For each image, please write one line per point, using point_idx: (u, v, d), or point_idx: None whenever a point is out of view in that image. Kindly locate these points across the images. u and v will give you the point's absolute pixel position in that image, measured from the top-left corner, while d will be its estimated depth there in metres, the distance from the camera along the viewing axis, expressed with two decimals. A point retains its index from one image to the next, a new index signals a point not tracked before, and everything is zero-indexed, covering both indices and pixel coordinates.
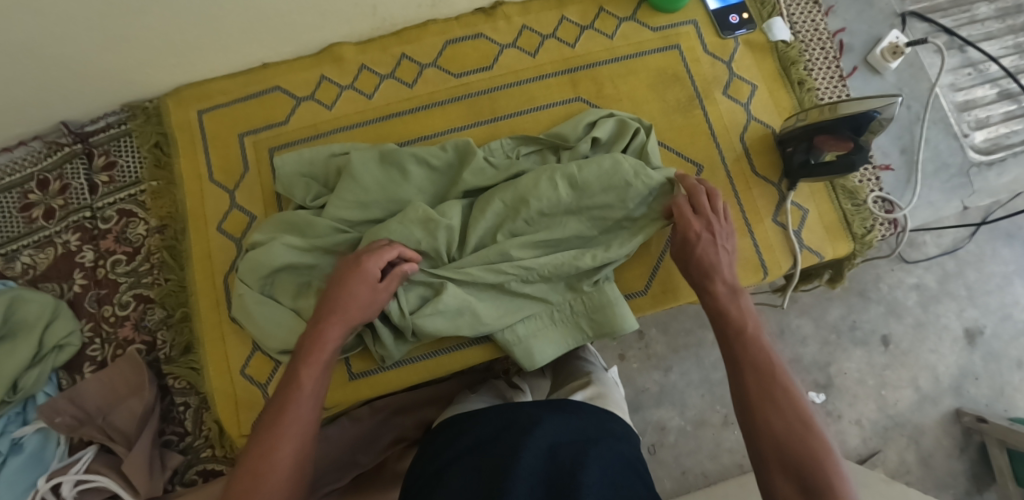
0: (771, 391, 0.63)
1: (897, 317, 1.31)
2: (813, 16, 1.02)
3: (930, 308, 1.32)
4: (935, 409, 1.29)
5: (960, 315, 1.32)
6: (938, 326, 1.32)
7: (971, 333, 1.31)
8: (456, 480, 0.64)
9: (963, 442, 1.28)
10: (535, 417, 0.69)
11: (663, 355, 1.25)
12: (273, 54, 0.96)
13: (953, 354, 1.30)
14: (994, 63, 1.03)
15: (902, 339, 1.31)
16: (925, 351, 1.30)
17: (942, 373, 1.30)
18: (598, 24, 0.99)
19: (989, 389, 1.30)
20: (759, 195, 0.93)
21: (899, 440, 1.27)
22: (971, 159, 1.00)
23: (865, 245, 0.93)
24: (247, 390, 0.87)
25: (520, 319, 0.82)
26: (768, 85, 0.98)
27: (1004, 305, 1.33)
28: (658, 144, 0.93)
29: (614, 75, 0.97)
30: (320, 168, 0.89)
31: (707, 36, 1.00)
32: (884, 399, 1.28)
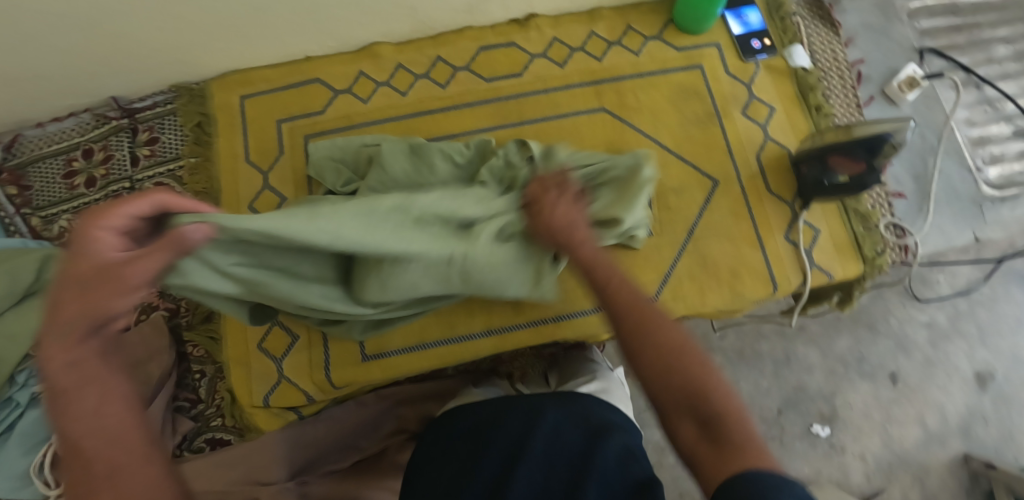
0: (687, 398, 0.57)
1: (906, 354, 1.31)
2: (832, 46, 1.06)
3: (940, 346, 1.32)
4: (941, 450, 1.28)
5: (971, 357, 1.32)
6: (948, 366, 1.32)
7: (981, 375, 1.31)
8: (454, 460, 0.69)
9: (969, 486, 1.26)
10: (539, 405, 0.72)
11: None
12: (316, 48, 1.01)
13: (962, 395, 1.30)
14: (1010, 101, 1.05)
15: (910, 375, 1.31)
16: (934, 389, 1.30)
17: (951, 414, 1.29)
18: (625, 40, 1.04)
19: (998, 434, 1.29)
20: (772, 211, 0.96)
21: (904, 479, 1.26)
22: (984, 192, 1.02)
23: (875, 267, 0.95)
24: (262, 363, 0.90)
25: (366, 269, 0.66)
26: (786, 108, 1.02)
27: (1016, 349, 1.33)
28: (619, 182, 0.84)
29: (637, 89, 1.01)
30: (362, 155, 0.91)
31: (729, 58, 1.04)
32: (890, 436, 1.28)
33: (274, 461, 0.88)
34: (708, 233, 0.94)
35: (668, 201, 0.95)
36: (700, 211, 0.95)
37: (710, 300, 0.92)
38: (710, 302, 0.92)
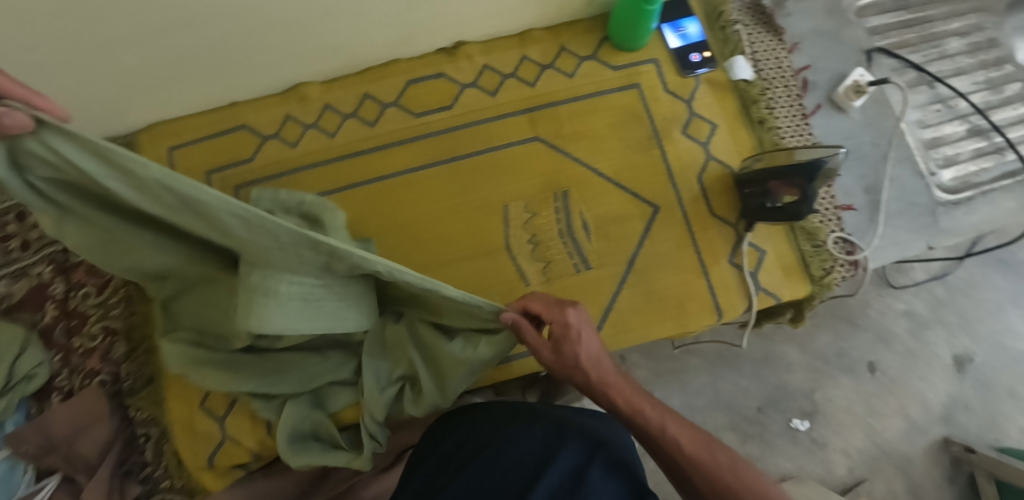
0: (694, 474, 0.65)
1: (885, 345, 1.30)
2: (777, 53, 1.01)
3: (919, 335, 1.30)
4: (924, 438, 1.26)
5: (950, 343, 1.30)
6: (927, 354, 1.30)
7: (961, 360, 1.30)
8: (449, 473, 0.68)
9: (952, 472, 1.25)
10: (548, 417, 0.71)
11: (647, 379, 1.24)
12: (242, 93, 0.99)
13: (944, 382, 1.28)
14: (963, 99, 1.01)
15: (890, 366, 1.29)
16: (914, 378, 1.28)
17: (932, 401, 1.28)
18: (558, 63, 1.00)
19: (981, 418, 1.27)
20: (716, 236, 0.93)
21: (887, 469, 1.24)
22: (936, 198, 0.98)
23: (824, 287, 0.92)
24: (205, 424, 0.89)
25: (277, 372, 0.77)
26: (729, 124, 0.98)
27: (995, 332, 1.31)
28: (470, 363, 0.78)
29: (573, 114, 0.98)
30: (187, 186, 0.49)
31: (667, 74, 1.00)
32: (872, 428, 1.26)
33: None
34: (652, 262, 0.91)
35: (608, 231, 0.92)
36: (641, 240, 0.92)
37: (654, 331, 0.89)
38: (654, 334, 0.90)
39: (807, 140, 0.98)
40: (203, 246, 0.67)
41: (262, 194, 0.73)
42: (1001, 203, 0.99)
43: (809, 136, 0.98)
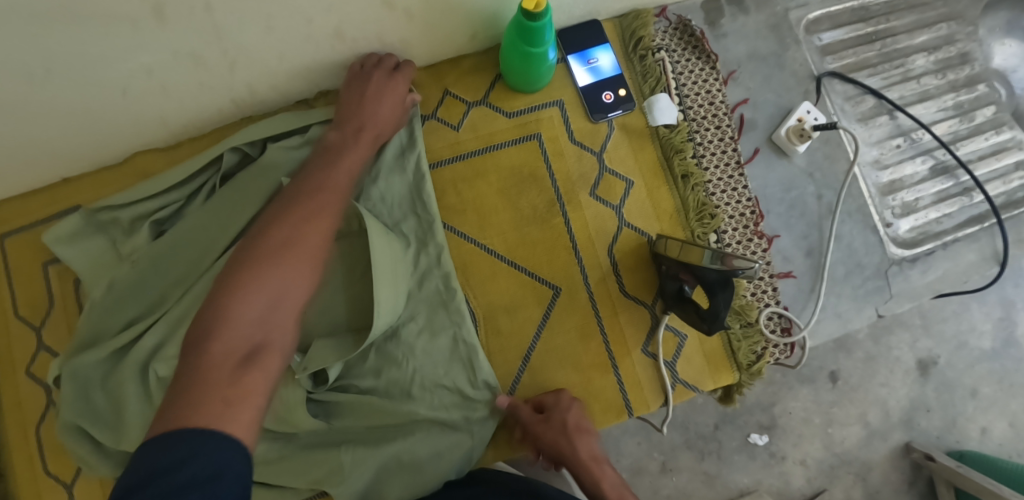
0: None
1: (845, 353, 1.18)
2: (709, 85, 0.84)
3: (881, 340, 1.18)
4: (884, 444, 1.17)
5: (913, 347, 1.19)
6: (889, 359, 1.19)
7: (924, 363, 1.19)
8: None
9: (912, 476, 1.17)
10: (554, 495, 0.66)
11: None
12: (70, 170, 0.84)
13: (905, 386, 1.18)
14: (928, 132, 0.86)
15: (850, 374, 1.18)
16: (876, 385, 1.17)
17: (893, 407, 1.18)
18: (441, 112, 0.83)
19: (941, 420, 1.18)
20: (627, 321, 0.80)
21: (846, 478, 1.15)
22: (890, 255, 0.85)
23: (752, 375, 0.81)
24: None
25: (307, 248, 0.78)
26: (647, 181, 0.82)
27: (959, 332, 1.20)
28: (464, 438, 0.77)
29: (457, 179, 0.81)
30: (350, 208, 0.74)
31: (575, 120, 0.83)
32: (830, 437, 1.16)
33: None
34: (551, 358, 0.79)
35: (498, 323, 0.79)
36: (538, 332, 0.79)
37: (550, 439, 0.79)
38: None
39: (741, 195, 0.83)
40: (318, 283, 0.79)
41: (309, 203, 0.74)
42: (961, 257, 0.86)
43: (742, 190, 0.83)
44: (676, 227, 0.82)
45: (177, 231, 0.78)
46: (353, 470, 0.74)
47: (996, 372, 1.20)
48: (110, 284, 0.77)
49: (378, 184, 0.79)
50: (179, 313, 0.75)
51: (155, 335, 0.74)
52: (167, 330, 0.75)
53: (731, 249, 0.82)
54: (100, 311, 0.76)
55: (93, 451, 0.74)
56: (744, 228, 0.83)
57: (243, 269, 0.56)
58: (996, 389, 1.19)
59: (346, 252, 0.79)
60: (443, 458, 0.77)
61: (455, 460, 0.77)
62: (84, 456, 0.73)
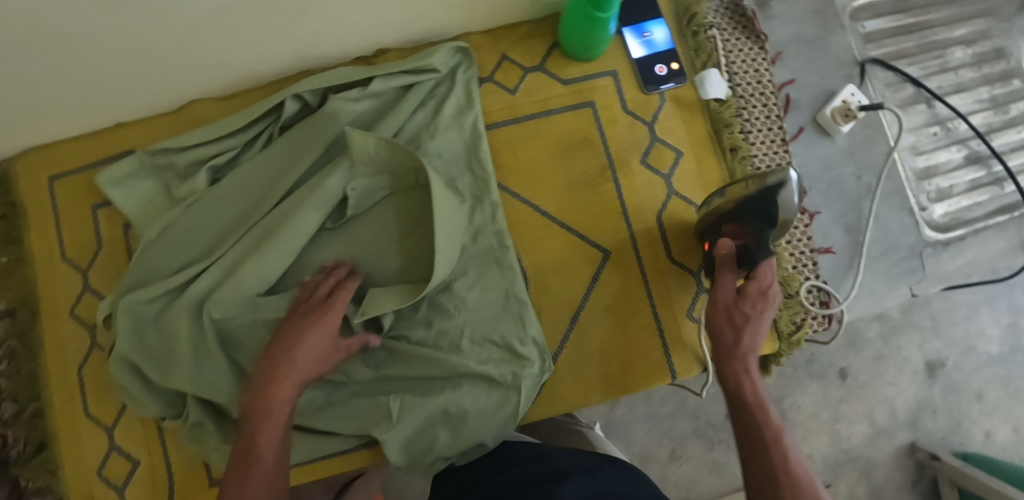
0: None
1: (856, 351, 1.22)
2: (757, 64, 0.87)
3: (891, 340, 1.22)
4: (889, 443, 1.20)
5: (922, 348, 1.22)
6: (899, 359, 1.21)
7: (932, 365, 1.22)
8: (521, 467, 0.69)
9: (915, 476, 1.20)
10: (575, 458, 0.66)
11: None
12: (125, 114, 0.85)
13: (913, 386, 1.21)
14: (964, 121, 0.90)
15: (859, 371, 1.21)
16: (884, 384, 1.21)
17: (900, 406, 1.21)
18: (499, 75, 0.85)
19: (947, 423, 1.21)
20: (672, 286, 0.82)
21: (851, 475, 1.19)
22: (925, 238, 0.88)
23: (792, 345, 0.83)
24: (104, 494, 0.81)
25: (369, 190, 0.79)
26: (695, 152, 0.85)
27: (968, 336, 1.23)
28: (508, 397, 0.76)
29: (513, 141, 0.84)
30: (410, 159, 0.76)
31: (628, 90, 0.85)
32: (838, 433, 1.19)
33: None
34: (597, 319, 0.81)
35: (548, 282, 0.81)
36: (587, 293, 0.81)
37: (594, 399, 0.80)
38: (593, 400, 0.80)
39: None
40: (375, 228, 0.81)
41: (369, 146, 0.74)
42: (991, 244, 0.90)
43: (787, 165, 0.86)
44: None
45: (236, 178, 0.79)
46: (400, 418, 0.76)
47: (1002, 378, 1.22)
48: (167, 226, 0.78)
49: (434, 139, 0.81)
50: (234, 256, 0.75)
51: (209, 278, 0.74)
52: (220, 274, 0.75)
53: None
54: (156, 251, 0.77)
55: (143, 387, 0.74)
56: None
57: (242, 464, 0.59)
58: (1001, 395, 1.22)
59: (398, 207, 0.81)
60: (492, 414, 0.76)
61: (503, 417, 0.76)
62: (135, 393, 0.74)
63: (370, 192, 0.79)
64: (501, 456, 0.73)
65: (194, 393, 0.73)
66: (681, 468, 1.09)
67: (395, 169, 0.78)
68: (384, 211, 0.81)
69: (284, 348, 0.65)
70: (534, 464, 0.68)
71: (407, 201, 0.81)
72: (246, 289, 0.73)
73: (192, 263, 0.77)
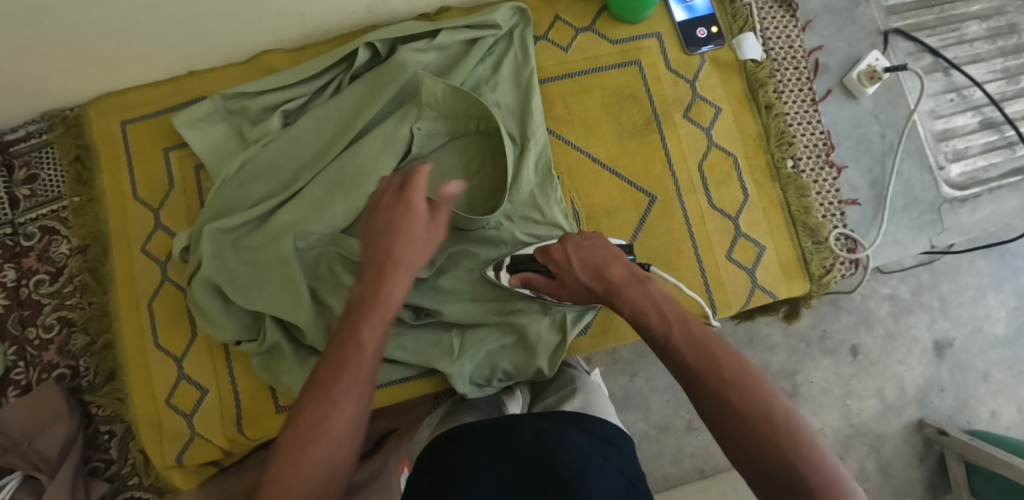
0: (747, 386, 0.52)
1: (867, 328, 1.29)
2: (788, 31, 0.94)
3: (901, 319, 1.29)
4: (898, 419, 1.27)
5: (931, 328, 1.30)
6: (908, 338, 1.29)
7: (941, 345, 1.29)
8: (452, 452, 0.57)
9: (923, 452, 1.27)
10: (542, 433, 0.58)
11: (630, 360, 1.14)
12: (199, 62, 0.89)
13: (921, 365, 1.28)
14: (979, 89, 0.97)
15: (870, 349, 1.28)
16: (893, 361, 1.28)
17: (909, 384, 1.28)
18: (552, 35, 0.91)
19: (953, 400, 1.29)
20: (713, 230, 0.88)
21: (860, 449, 1.26)
22: (944, 195, 0.95)
23: (822, 286, 0.89)
24: (172, 422, 0.84)
25: (435, 133, 0.85)
26: (733, 108, 0.91)
27: (975, 317, 1.31)
28: (560, 332, 0.82)
29: (566, 94, 0.90)
30: (473, 105, 0.83)
31: (671, 51, 0.92)
32: (849, 408, 1.27)
33: None
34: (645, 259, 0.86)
35: (600, 222, 0.87)
36: (636, 232, 0.87)
37: None
38: (643, 333, 0.90)
39: (815, 128, 0.93)
40: (439, 166, 0.87)
41: (436, 88, 0.82)
42: (1006, 202, 0.96)
43: (817, 123, 0.93)
44: (758, 151, 0.91)
45: (310, 120, 0.85)
46: (461, 354, 0.81)
47: (1007, 359, 1.30)
48: (246, 162, 0.83)
49: (496, 91, 0.87)
50: (315, 193, 0.82)
51: (291, 210, 0.81)
52: (306, 208, 0.82)
53: (805, 174, 0.92)
54: (235, 186, 0.83)
55: (222, 310, 0.80)
56: (817, 157, 0.92)
57: (342, 339, 0.57)
58: (1006, 375, 1.30)
59: (461, 152, 0.87)
60: (544, 346, 0.82)
61: (554, 347, 0.82)
62: (214, 316, 0.80)
63: (435, 135, 0.86)
64: (458, 429, 0.63)
65: (272, 313, 0.79)
66: (698, 438, 1.14)
67: (460, 115, 0.85)
68: (447, 154, 0.87)
69: (380, 234, 0.63)
70: (450, 457, 0.57)
71: (471, 147, 0.86)
72: (336, 225, 0.82)
73: (272, 197, 0.83)
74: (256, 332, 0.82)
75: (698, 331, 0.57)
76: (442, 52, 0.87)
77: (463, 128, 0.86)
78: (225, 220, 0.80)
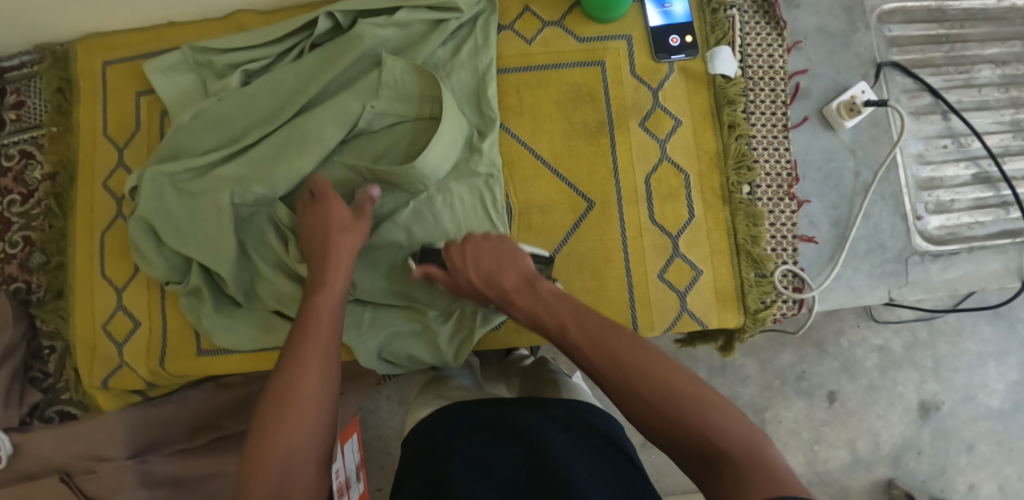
0: (646, 375, 0.53)
1: (850, 376, 1.20)
2: (771, 50, 0.89)
3: (888, 373, 1.20)
4: (866, 475, 1.18)
5: (919, 388, 1.20)
6: (892, 394, 1.20)
7: (926, 406, 1.19)
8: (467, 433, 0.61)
9: None
10: (525, 426, 0.59)
11: (596, 367, 1.13)
12: (177, 14, 0.93)
13: (901, 424, 1.19)
14: (978, 139, 0.90)
15: (849, 398, 1.19)
16: (872, 415, 1.19)
17: (884, 441, 1.19)
18: (519, 24, 0.90)
19: (930, 465, 1.19)
20: (649, 245, 0.85)
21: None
22: (914, 246, 0.88)
23: (756, 321, 0.85)
24: (105, 347, 0.90)
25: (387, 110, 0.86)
26: (694, 123, 0.87)
27: (970, 384, 1.20)
28: (468, 325, 0.82)
29: (521, 85, 0.89)
30: (432, 86, 0.83)
31: (639, 55, 0.88)
32: (815, 455, 1.19)
33: (113, 440, 0.89)
34: (572, 262, 0.84)
35: (531, 220, 0.86)
36: (566, 236, 0.85)
37: None
38: None
39: (781, 156, 0.88)
40: (384, 142, 0.87)
41: (393, 66, 0.83)
42: (984, 264, 0.89)
43: (784, 151, 0.88)
44: (713, 171, 0.86)
45: (266, 81, 0.87)
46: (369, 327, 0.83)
47: (997, 432, 1.19)
48: (199, 113, 0.87)
49: (454, 77, 0.86)
50: (259, 154, 0.85)
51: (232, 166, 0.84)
52: (247, 168, 0.84)
53: (760, 203, 0.87)
54: (187, 134, 0.86)
55: (155, 249, 0.83)
56: (777, 187, 0.87)
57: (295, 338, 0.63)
58: (993, 450, 1.19)
59: (411, 132, 0.87)
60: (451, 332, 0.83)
61: (461, 337, 0.83)
62: (147, 252, 0.83)
63: (384, 112, 0.86)
64: (458, 412, 0.66)
65: (201, 259, 0.82)
66: (651, 456, 1.12)
67: (414, 97, 0.85)
68: (395, 132, 0.87)
69: (321, 231, 0.76)
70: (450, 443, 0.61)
71: (420, 128, 0.86)
72: (275, 191, 0.83)
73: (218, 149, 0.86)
74: (184, 274, 0.86)
75: (601, 332, 0.57)
76: (403, 29, 0.87)
77: (415, 111, 0.86)
78: (170, 164, 0.83)
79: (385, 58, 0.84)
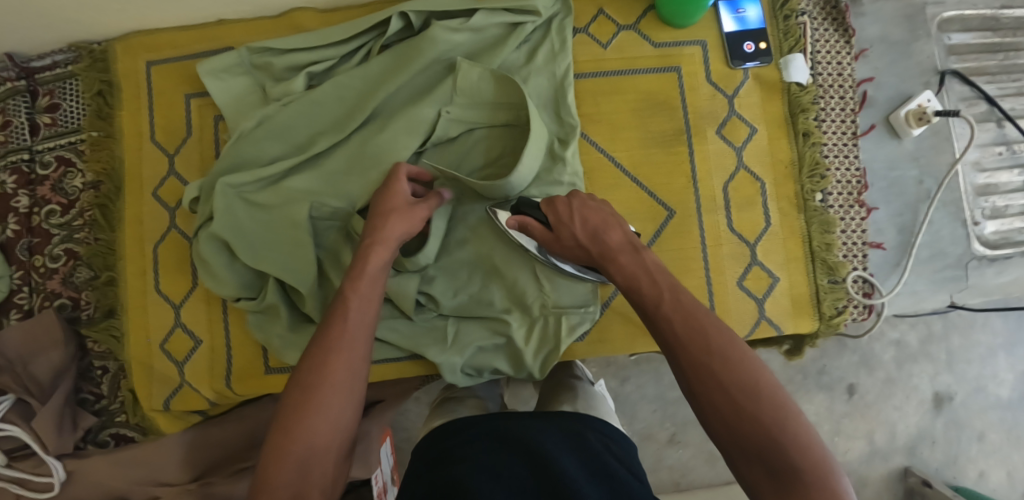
0: (737, 375, 0.52)
1: (868, 370, 1.20)
2: (840, 58, 0.90)
3: (905, 366, 1.19)
4: (883, 465, 1.19)
5: (933, 380, 1.19)
6: (908, 386, 1.19)
7: (939, 397, 1.20)
8: (473, 443, 0.57)
9: None
10: (533, 446, 0.55)
11: (623, 364, 1.09)
12: (229, 12, 0.87)
13: (916, 415, 1.19)
14: None
15: (867, 390, 1.19)
16: (889, 407, 1.19)
17: (900, 432, 1.19)
18: (594, 28, 0.88)
19: (943, 455, 1.20)
20: (727, 253, 0.86)
21: None
22: (973, 251, 0.91)
23: (830, 327, 0.87)
24: (162, 365, 0.85)
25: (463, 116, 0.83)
26: (769, 131, 0.88)
27: (980, 376, 1.20)
28: (554, 338, 0.82)
29: (597, 91, 0.87)
30: (512, 93, 0.80)
31: (714, 62, 0.88)
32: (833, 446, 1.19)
33: (174, 463, 0.85)
34: None
35: None
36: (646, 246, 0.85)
37: (639, 346, 0.87)
38: (637, 346, 0.87)
39: (851, 163, 0.89)
40: (459, 149, 0.84)
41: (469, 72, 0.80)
42: None
43: (853, 159, 0.90)
44: (788, 178, 0.87)
45: (333, 85, 0.83)
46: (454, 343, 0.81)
47: (1006, 422, 1.20)
48: (264, 119, 0.82)
49: (532, 82, 0.84)
50: (332, 163, 0.81)
51: (304, 176, 0.81)
52: (321, 180, 0.81)
53: (833, 210, 0.88)
54: (252, 142, 0.81)
55: (225, 264, 0.79)
56: (847, 195, 0.89)
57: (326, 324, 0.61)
58: (1002, 438, 1.20)
59: (488, 139, 0.84)
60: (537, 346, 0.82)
61: (547, 349, 0.82)
62: (218, 268, 0.79)
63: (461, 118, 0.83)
64: (457, 426, 0.62)
65: (276, 275, 0.79)
66: (678, 451, 1.09)
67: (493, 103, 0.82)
68: (470, 139, 0.84)
69: (377, 212, 0.71)
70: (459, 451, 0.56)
71: (496, 135, 0.84)
72: (351, 203, 0.80)
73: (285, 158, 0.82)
74: (257, 290, 0.82)
75: (699, 313, 0.55)
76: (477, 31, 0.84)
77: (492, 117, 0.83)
78: (237, 175, 0.79)
79: (461, 62, 0.81)
